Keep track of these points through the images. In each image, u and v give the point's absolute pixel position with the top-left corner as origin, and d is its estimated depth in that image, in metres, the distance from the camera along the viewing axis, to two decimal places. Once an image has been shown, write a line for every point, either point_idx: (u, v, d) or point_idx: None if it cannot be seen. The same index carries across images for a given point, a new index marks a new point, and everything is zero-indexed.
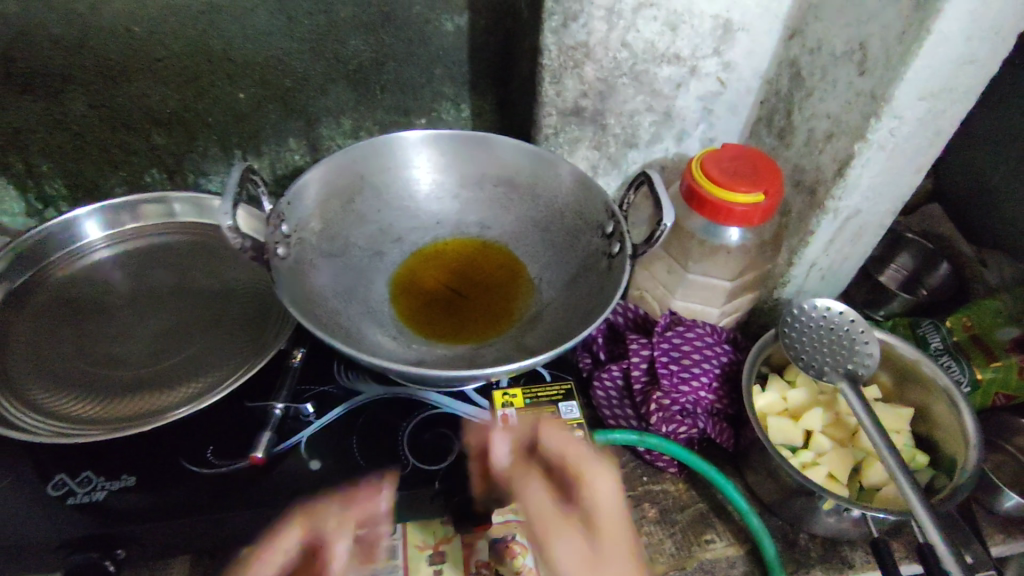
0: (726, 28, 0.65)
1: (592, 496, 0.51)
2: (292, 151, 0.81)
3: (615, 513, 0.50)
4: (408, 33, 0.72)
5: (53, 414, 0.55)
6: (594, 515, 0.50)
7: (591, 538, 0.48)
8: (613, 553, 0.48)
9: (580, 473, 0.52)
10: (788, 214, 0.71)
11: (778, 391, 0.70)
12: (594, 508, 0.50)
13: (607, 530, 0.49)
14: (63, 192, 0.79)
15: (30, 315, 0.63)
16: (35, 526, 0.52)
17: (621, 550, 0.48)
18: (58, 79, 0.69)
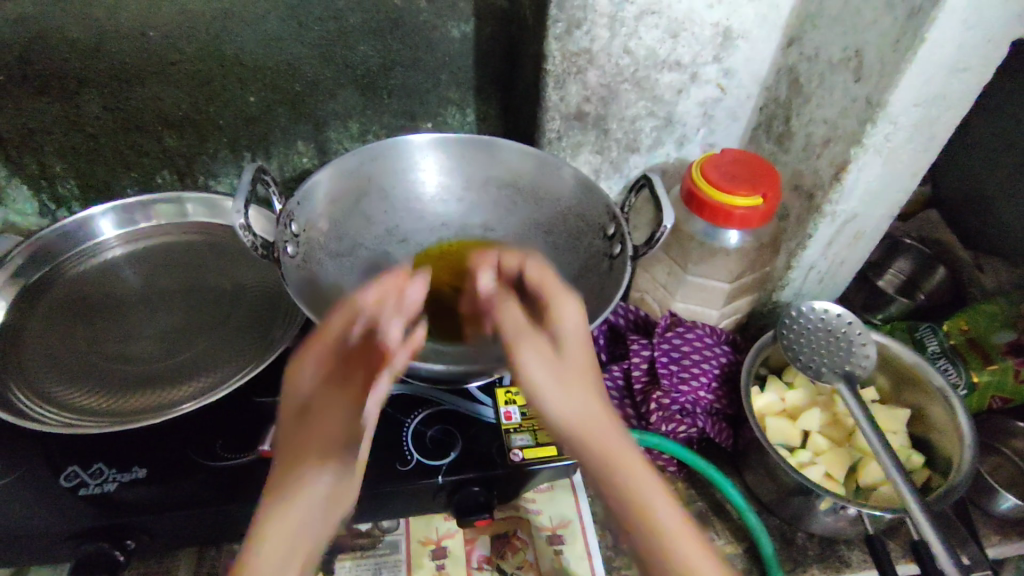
0: (726, 35, 0.66)
1: (562, 325, 0.49)
2: (300, 154, 0.83)
3: (581, 335, 0.49)
4: (415, 39, 0.74)
5: (65, 405, 0.57)
6: (563, 340, 0.48)
7: (556, 356, 0.47)
8: (579, 382, 0.47)
9: (557, 309, 0.50)
10: (786, 218, 0.72)
11: (777, 392, 0.71)
12: (565, 336, 0.48)
13: (572, 350, 0.48)
14: (76, 192, 0.81)
15: (43, 311, 0.65)
16: (47, 515, 0.53)
17: (586, 378, 0.47)
18: (74, 82, 0.71)
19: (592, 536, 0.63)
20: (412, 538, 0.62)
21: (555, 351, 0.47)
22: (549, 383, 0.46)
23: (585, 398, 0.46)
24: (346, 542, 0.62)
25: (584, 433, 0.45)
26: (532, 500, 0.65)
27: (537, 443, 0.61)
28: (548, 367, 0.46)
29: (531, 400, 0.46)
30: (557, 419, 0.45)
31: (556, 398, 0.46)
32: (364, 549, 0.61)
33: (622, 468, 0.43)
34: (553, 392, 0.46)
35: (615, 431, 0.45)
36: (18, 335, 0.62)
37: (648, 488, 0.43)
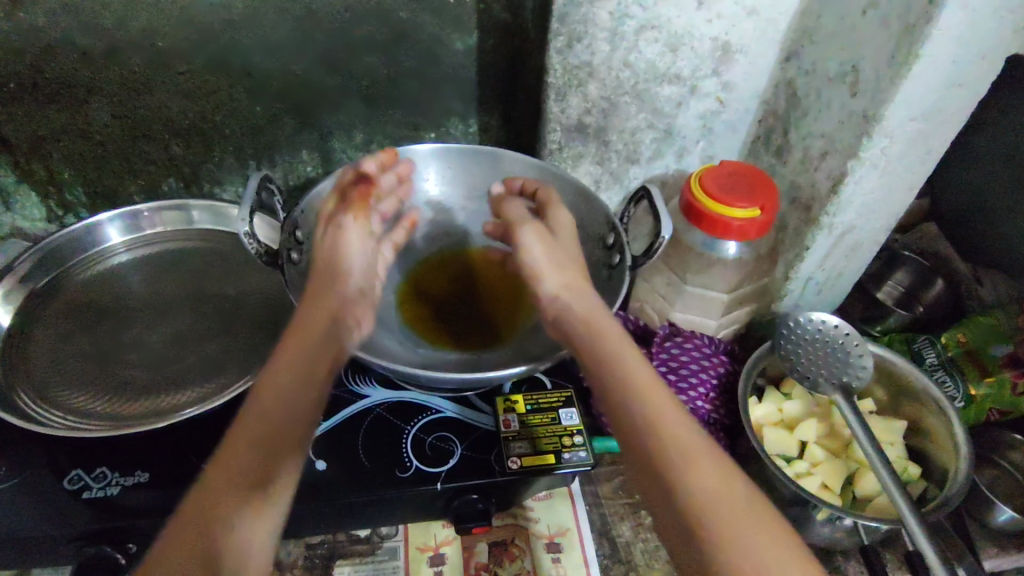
0: (725, 50, 0.67)
1: (553, 220, 0.59)
2: (304, 163, 0.84)
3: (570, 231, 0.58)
4: (419, 52, 0.75)
5: (69, 409, 0.57)
6: (553, 228, 0.58)
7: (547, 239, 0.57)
8: (565, 258, 0.55)
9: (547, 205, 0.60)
10: (784, 229, 0.73)
11: (775, 402, 0.71)
12: (555, 227, 0.58)
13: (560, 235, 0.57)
14: (83, 199, 0.82)
15: (50, 316, 0.66)
16: (49, 517, 0.54)
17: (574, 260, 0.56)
18: (83, 91, 0.72)
19: (590, 547, 0.64)
20: (411, 545, 0.62)
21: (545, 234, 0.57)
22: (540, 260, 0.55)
23: (573, 275, 0.54)
24: (345, 548, 0.62)
25: (574, 304, 0.52)
26: (531, 508, 0.66)
27: (535, 450, 0.61)
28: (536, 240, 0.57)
29: (528, 275, 0.56)
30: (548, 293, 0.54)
31: (547, 273, 0.55)
32: (363, 555, 0.62)
33: (607, 337, 0.49)
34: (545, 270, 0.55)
35: (601, 308, 0.52)
36: (24, 339, 0.63)
37: (628, 352, 0.48)
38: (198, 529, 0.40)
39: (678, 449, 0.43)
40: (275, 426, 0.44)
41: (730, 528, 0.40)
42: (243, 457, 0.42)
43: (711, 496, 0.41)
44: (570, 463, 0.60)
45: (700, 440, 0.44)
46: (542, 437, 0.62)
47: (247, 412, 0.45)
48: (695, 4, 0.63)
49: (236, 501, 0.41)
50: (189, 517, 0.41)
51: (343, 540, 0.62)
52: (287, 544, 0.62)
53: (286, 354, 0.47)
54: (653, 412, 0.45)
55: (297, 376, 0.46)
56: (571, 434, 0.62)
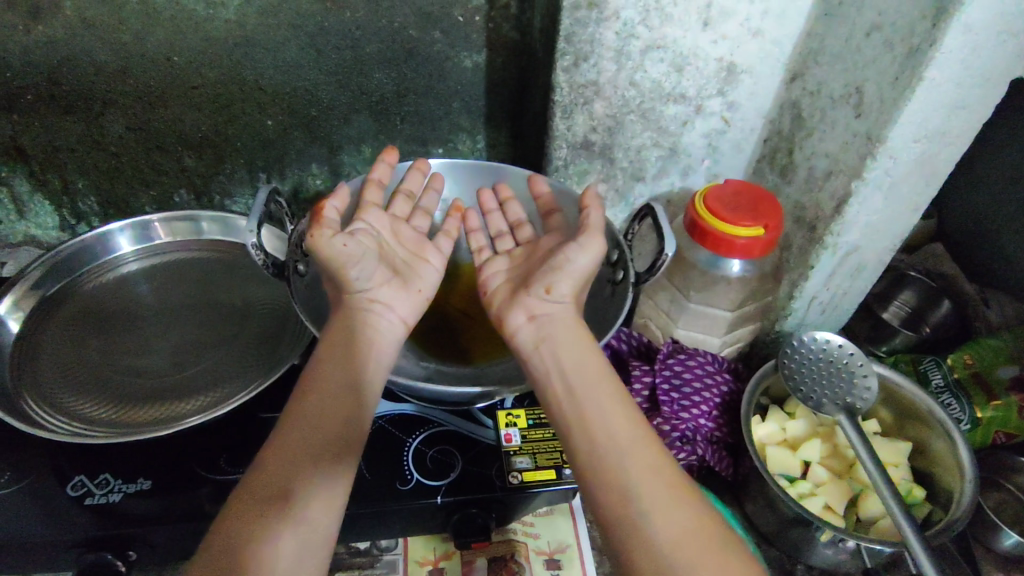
0: (730, 70, 0.68)
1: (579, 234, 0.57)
2: (313, 176, 0.85)
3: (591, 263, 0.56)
4: (428, 69, 0.77)
5: (74, 414, 0.58)
6: (585, 242, 0.55)
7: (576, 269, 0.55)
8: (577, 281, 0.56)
9: (585, 222, 0.56)
10: (789, 248, 0.73)
11: (778, 422, 0.71)
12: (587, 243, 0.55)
13: (588, 255, 0.55)
14: (95, 208, 0.84)
15: (59, 324, 0.66)
16: (51, 523, 0.54)
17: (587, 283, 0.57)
18: (99, 102, 0.74)
19: (591, 562, 0.63)
20: (410, 557, 0.62)
21: (574, 257, 0.55)
22: (558, 275, 0.55)
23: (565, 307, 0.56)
24: (345, 560, 0.62)
25: (552, 326, 0.54)
26: (532, 523, 0.65)
27: (536, 466, 0.61)
28: (533, 260, 0.60)
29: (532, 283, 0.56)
30: (545, 300, 0.55)
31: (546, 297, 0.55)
32: (362, 568, 0.61)
33: (586, 356, 0.53)
34: (561, 280, 0.55)
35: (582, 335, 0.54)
36: (35, 344, 0.64)
37: (596, 374, 0.51)
38: (234, 550, 0.40)
39: (624, 468, 0.44)
40: (317, 446, 0.46)
41: (672, 535, 0.41)
42: (282, 476, 0.44)
43: (652, 506, 0.42)
44: (570, 479, 0.60)
45: (654, 452, 0.46)
46: (544, 450, 0.62)
47: (311, 412, 0.48)
48: (700, 25, 0.64)
49: (273, 516, 0.42)
50: (219, 543, 0.41)
51: (342, 552, 0.62)
52: None
53: (312, 391, 0.49)
54: (600, 431, 0.47)
55: (332, 406, 0.48)
56: None
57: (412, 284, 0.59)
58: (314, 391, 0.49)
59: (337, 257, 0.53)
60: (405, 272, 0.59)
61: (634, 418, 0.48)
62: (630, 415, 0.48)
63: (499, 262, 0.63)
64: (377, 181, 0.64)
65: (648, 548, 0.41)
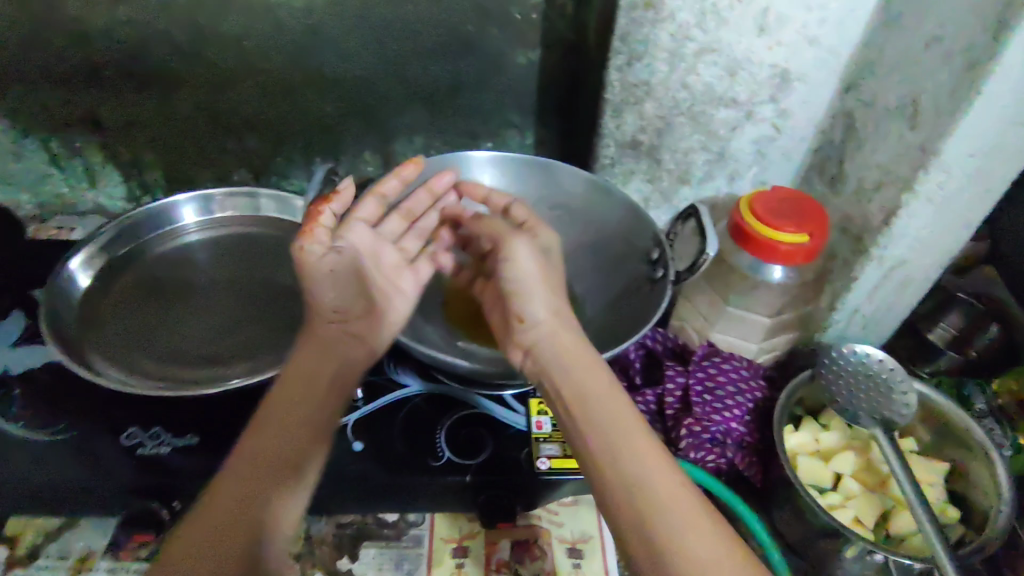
0: (784, 77, 0.68)
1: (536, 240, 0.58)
2: (366, 163, 0.88)
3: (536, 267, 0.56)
4: (483, 64, 0.79)
5: (131, 370, 0.62)
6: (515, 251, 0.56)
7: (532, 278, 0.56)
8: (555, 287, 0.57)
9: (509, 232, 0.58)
10: (833, 259, 0.72)
11: (812, 432, 0.71)
12: (532, 252, 0.57)
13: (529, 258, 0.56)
14: (161, 181, 0.88)
15: (123, 286, 0.70)
16: (107, 468, 0.58)
17: (558, 287, 0.57)
18: (172, 81, 0.78)
19: (612, 555, 0.64)
20: (436, 534, 0.64)
21: (515, 272, 0.56)
22: (525, 299, 0.55)
23: (552, 323, 0.54)
24: (373, 530, 0.64)
25: (547, 353, 0.53)
26: (557, 512, 0.66)
27: (565, 454, 0.62)
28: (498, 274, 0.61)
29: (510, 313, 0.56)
30: (529, 326, 0.55)
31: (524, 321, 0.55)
32: (389, 540, 0.63)
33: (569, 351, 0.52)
34: (528, 303, 0.55)
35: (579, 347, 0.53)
36: (100, 302, 0.68)
37: (585, 370, 0.51)
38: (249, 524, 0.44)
39: (614, 455, 0.45)
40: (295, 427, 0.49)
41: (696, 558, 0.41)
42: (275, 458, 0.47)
43: (648, 484, 0.44)
44: None
45: (639, 431, 0.47)
46: None
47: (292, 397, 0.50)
48: (756, 31, 0.64)
49: (283, 486, 0.46)
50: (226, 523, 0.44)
51: (371, 522, 0.64)
52: (319, 521, 0.64)
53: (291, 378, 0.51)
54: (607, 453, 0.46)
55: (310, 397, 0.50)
56: None
57: (385, 317, 0.58)
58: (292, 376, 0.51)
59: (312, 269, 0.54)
60: (380, 301, 0.58)
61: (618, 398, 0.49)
62: (615, 395, 0.49)
63: (484, 284, 0.63)
64: (379, 195, 0.60)
65: (648, 528, 0.42)
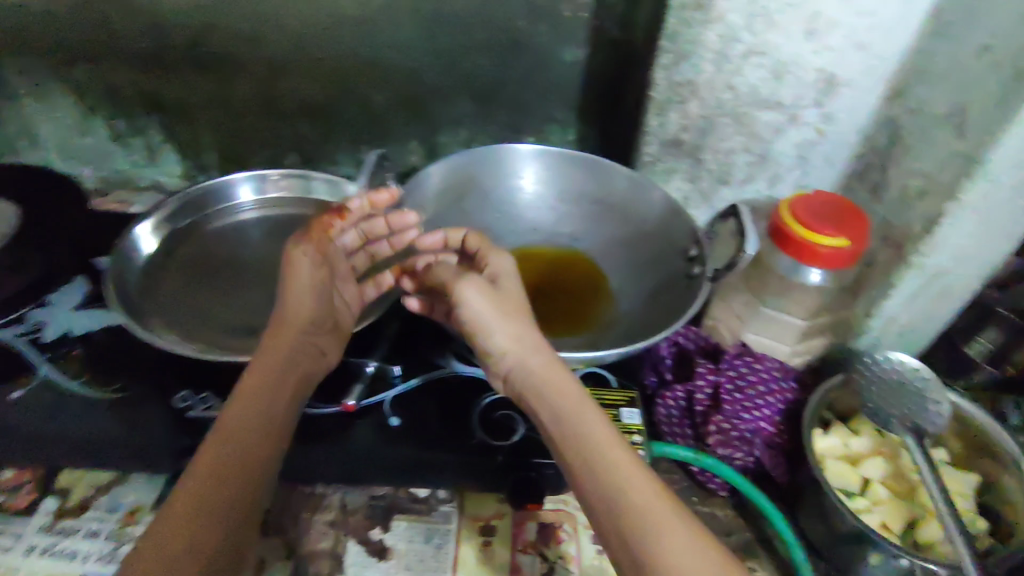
0: (830, 82, 0.69)
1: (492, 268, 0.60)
2: (412, 153, 0.90)
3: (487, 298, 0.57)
4: (531, 61, 0.81)
5: (187, 337, 0.65)
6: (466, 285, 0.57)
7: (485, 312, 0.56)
8: (513, 311, 0.56)
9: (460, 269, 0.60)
10: (871, 265, 0.72)
11: (842, 437, 0.71)
12: (481, 289, 0.57)
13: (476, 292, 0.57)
14: (215, 162, 0.92)
15: (180, 257, 0.74)
16: (160, 427, 0.61)
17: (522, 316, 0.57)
18: (233, 66, 0.82)
19: None
20: (465, 512, 0.66)
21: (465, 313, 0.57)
22: (485, 334, 0.56)
23: (522, 352, 0.54)
24: (404, 504, 0.66)
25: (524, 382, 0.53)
26: None
27: None
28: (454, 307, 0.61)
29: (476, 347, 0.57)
30: (499, 360, 0.56)
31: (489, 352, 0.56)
32: (419, 514, 0.65)
33: (539, 376, 0.53)
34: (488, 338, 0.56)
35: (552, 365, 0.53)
36: (159, 271, 0.72)
37: (563, 389, 0.51)
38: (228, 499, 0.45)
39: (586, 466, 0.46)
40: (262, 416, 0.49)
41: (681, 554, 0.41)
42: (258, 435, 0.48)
43: (625, 495, 0.44)
44: None
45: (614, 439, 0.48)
46: None
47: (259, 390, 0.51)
48: (804, 35, 0.65)
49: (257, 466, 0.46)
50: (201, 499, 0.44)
51: (402, 497, 0.66)
52: (353, 492, 0.66)
53: (256, 375, 0.52)
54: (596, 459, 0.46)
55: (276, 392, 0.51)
56: (630, 432, 0.64)
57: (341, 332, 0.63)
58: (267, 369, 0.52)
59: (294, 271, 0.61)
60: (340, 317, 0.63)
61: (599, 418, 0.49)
62: (599, 418, 0.49)
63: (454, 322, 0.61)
64: (354, 223, 0.67)
65: (634, 543, 0.42)
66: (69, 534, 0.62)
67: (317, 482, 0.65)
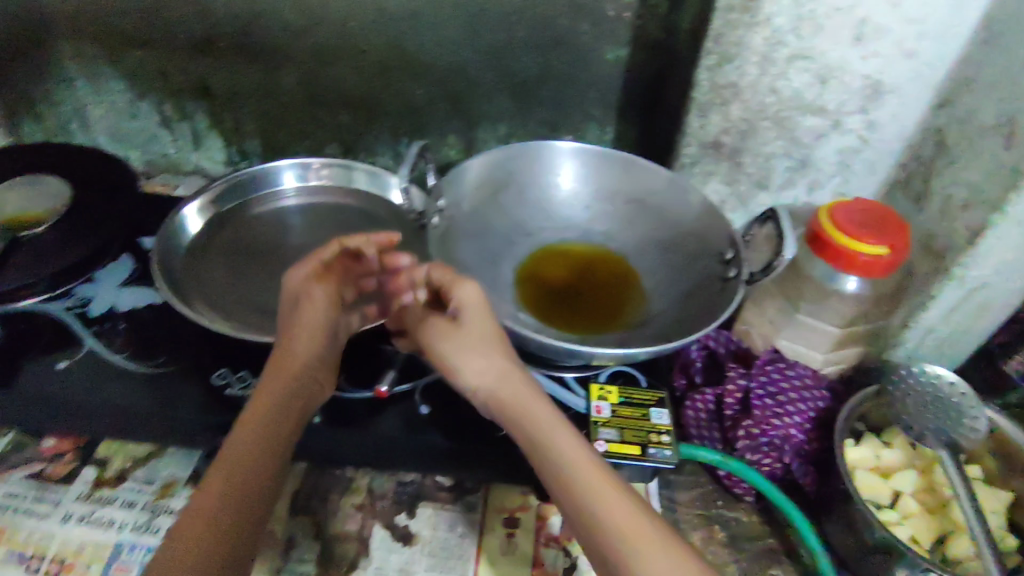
0: (876, 88, 0.68)
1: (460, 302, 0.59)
2: (449, 147, 0.91)
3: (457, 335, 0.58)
4: (573, 59, 0.81)
5: (227, 317, 0.66)
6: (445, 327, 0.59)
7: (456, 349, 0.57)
8: (477, 344, 0.57)
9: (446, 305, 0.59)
10: (910, 276, 0.71)
11: (873, 448, 0.70)
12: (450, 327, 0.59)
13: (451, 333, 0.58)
14: (257, 150, 0.94)
15: (222, 240, 0.75)
16: (198, 403, 0.63)
17: (488, 345, 0.57)
18: (279, 55, 0.83)
19: None
20: (490, 502, 0.66)
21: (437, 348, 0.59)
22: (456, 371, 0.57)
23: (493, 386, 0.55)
24: (431, 492, 0.67)
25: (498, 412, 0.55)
26: None
27: (622, 440, 0.63)
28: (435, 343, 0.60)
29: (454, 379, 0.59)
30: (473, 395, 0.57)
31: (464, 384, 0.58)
32: (445, 502, 0.66)
33: (507, 406, 0.54)
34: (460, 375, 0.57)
35: (530, 396, 0.54)
36: (201, 253, 0.73)
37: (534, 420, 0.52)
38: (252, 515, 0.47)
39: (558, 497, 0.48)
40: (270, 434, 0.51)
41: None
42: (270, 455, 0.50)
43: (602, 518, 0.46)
44: (654, 458, 0.62)
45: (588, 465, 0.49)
46: (631, 428, 0.64)
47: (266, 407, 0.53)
48: (852, 40, 0.64)
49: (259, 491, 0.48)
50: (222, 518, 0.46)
51: (429, 485, 0.67)
52: (381, 477, 0.68)
53: (262, 401, 0.53)
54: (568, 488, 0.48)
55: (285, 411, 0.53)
56: (659, 432, 0.64)
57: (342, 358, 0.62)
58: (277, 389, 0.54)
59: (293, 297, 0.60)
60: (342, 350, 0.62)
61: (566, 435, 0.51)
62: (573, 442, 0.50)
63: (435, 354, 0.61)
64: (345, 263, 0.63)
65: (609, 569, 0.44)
66: (106, 503, 0.64)
67: (346, 464, 0.66)
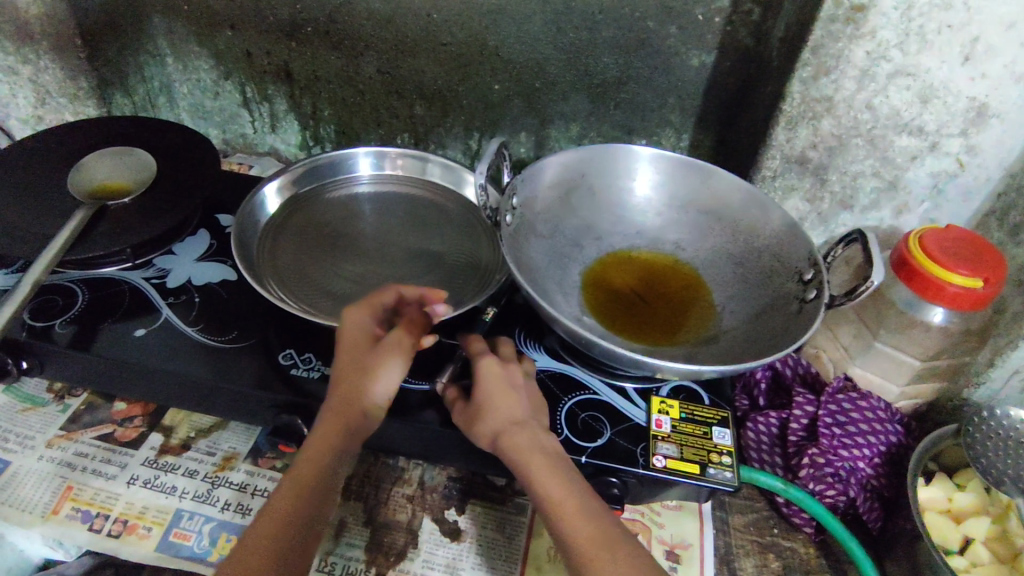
0: (981, 111, 0.64)
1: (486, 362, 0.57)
2: (520, 143, 0.91)
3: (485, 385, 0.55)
4: (655, 62, 0.79)
5: (297, 297, 0.68)
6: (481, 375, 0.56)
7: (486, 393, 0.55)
8: (499, 388, 0.55)
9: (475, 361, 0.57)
10: (1001, 311, 0.67)
11: (945, 490, 0.66)
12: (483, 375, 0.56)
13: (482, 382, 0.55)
14: (331, 136, 0.96)
15: (295, 222, 0.77)
16: (263, 379, 0.64)
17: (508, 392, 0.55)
18: (362, 44, 0.84)
19: (709, 566, 0.64)
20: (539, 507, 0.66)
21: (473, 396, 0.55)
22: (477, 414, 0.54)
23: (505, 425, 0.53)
24: (480, 490, 0.66)
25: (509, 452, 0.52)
26: (659, 513, 0.67)
27: (682, 456, 0.62)
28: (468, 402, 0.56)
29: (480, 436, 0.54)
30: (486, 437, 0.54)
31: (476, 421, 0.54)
32: (494, 503, 0.65)
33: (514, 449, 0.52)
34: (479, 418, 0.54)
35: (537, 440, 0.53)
36: (275, 233, 0.75)
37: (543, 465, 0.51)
38: (294, 551, 0.50)
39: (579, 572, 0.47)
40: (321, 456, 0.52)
41: None
42: (313, 492, 0.51)
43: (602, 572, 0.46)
44: (713, 479, 0.60)
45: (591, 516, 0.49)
46: (690, 445, 0.63)
47: (322, 426, 0.53)
48: (960, 59, 0.61)
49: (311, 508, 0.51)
50: (267, 554, 0.48)
51: (479, 483, 0.67)
52: (433, 470, 0.68)
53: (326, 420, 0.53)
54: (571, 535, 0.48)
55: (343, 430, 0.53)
56: (719, 452, 0.62)
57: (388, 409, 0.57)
58: (328, 427, 0.53)
59: (358, 337, 0.57)
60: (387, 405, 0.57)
61: (591, 504, 0.50)
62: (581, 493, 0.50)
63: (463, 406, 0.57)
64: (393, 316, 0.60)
65: None
66: (169, 470, 0.66)
67: (399, 455, 0.66)
